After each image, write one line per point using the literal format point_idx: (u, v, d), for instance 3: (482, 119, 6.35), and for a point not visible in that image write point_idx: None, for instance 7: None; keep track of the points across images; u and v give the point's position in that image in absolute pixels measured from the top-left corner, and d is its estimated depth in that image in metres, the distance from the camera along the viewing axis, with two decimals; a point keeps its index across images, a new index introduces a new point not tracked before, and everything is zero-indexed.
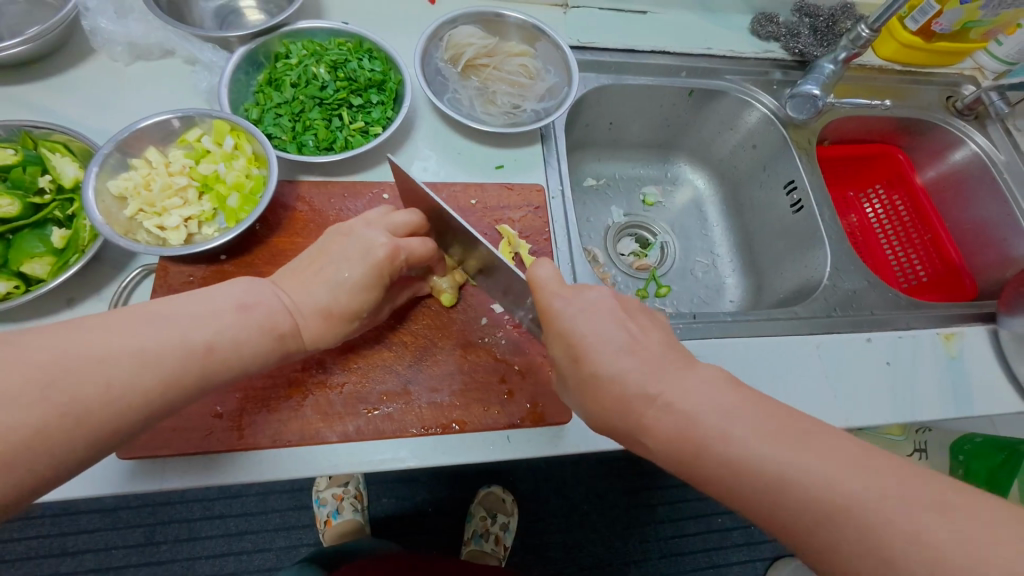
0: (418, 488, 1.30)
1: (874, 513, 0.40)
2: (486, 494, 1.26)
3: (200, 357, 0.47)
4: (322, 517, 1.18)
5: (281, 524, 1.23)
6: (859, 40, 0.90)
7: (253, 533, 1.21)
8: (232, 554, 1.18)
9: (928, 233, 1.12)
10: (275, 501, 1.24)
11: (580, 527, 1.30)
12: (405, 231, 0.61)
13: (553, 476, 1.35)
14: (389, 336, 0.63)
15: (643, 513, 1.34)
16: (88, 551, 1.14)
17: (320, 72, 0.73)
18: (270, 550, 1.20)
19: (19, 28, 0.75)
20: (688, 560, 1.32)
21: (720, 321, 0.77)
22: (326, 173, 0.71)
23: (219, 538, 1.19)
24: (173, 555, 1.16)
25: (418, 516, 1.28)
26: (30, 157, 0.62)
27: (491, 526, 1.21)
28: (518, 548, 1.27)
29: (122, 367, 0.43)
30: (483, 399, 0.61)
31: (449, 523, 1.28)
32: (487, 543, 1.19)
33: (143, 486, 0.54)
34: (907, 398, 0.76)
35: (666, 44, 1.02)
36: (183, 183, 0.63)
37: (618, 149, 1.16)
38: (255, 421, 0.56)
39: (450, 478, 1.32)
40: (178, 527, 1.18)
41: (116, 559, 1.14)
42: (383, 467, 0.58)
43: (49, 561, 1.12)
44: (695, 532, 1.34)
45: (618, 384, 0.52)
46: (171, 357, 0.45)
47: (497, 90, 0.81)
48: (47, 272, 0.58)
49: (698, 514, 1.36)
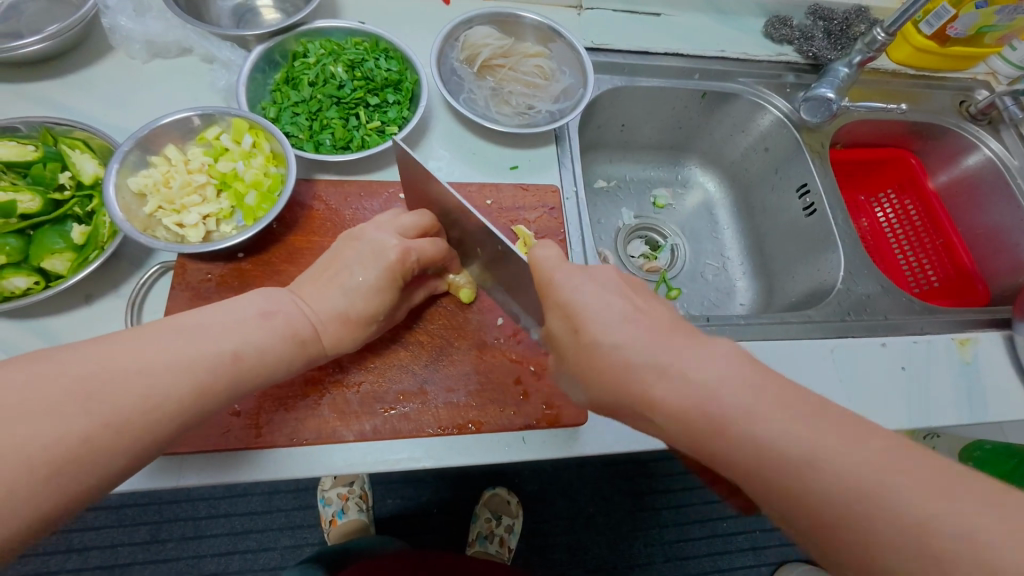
0: (424, 489, 1.30)
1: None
2: (492, 495, 1.26)
3: (219, 355, 0.47)
4: (327, 516, 1.18)
5: (287, 523, 1.23)
6: (875, 43, 0.89)
7: (259, 532, 1.21)
8: (238, 553, 1.18)
9: (940, 237, 1.11)
10: (281, 500, 1.24)
11: (585, 530, 1.30)
12: (415, 232, 0.60)
13: (558, 478, 1.34)
14: (405, 336, 0.63)
15: (648, 516, 1.34)
16: (94, 548, 1.14)
17: (337, 71, 0.73)
18: (275, 549, 1.20)
19: (38, 26, 0.75)
20: (693, 564, 1.31)
21: (734, 323, 0.77)
22: (342, 172, 0.71)
23: (224, 537, 1.19)
24: (178, 552, 1.16)
25: (424, 517, 1.28)
26: (50, 154, 0.62)
27: (496, 528, 1.21)
28: (523, 550, 1.27)
29: (145, 366, 0.43)
30: (500, 399, 0.61)
31: (455, 524, 1.28)
32: (492, 545, 1.19)
33: (160, 483, 0.54)
34: (922, 403, 0.75)
35: (679, 46, 1.02)
36: (202, 181, 0.63)
37: (629, 151, 1.16)
38: (273, 420, 0.56)
39: (456, 479, 1.31)
40: (184, 525, 1.19)
41: (122, 557, 1.14)
42: (399, 466, 0.57)
43: (55, 558, 1.13)
44: (701, 535, 1.34)
45: (620, 358, 0.50)
46: (193, 356, 0.45)
47: (512, 90, 0.82)
48: (67, 269, 0.58)
49: (704, 518, 1.35)
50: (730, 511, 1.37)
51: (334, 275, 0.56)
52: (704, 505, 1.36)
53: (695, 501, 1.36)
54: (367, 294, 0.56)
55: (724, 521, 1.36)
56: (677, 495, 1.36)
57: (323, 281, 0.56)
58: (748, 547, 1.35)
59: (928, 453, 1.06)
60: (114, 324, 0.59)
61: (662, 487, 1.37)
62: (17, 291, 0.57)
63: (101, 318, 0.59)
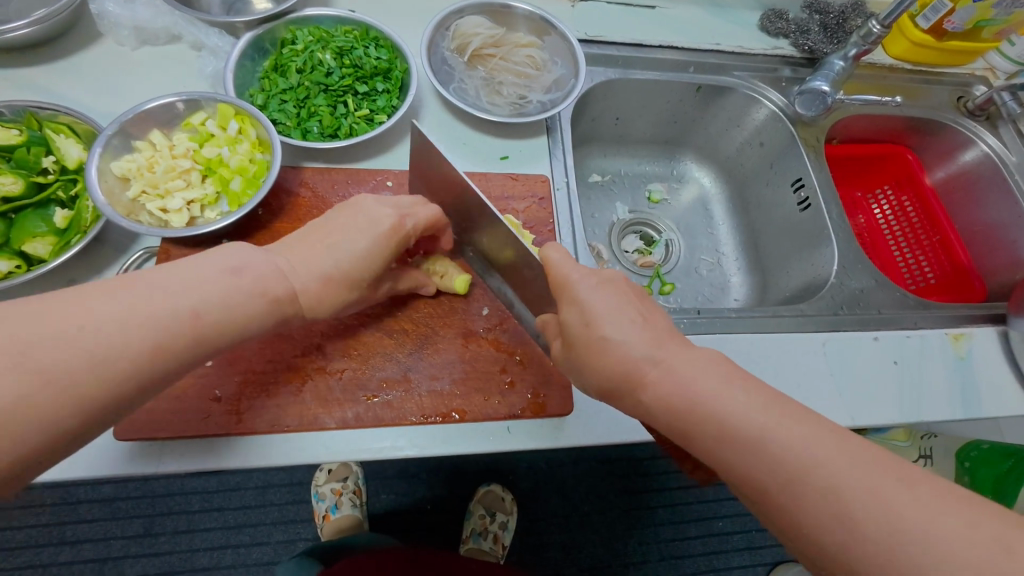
0: (417, 485, 1.29)
1: (883, 508, 0.39)
2: (486, 491, 1.25)
3: (193, 336, 0.46)
4: (321, 512, 1.17)
5: (280, 518, 1.22)
6: (870, 36, 0.88)
7: (251, 527, 1.20)
8: (230, 547, 1.18)
9: (936, 234, 1.10)
10: (274, 494, 1.24)
11: (579, 528, 1.29)
12: (411, 207, 0.60)
13: (553, 475, 1.34)
14: (390, 324, 0.62)
15: (643, 515, 1.33)
16: (87, 541, 1.14)
17: (325, 58, 0.72)
18: (267, 544, 1.20)
19: (28, 12, 0.75)
20: (688, 563, 1.30)
21: (725, 316, 0.76)
22: (330, 160, 0.71)
23: (217, 531, 1.19)
24: (171, 546, 1.16)
25: (417, 513, 1.27)
26: (34, 138, 0.62)
27: (490, 525, 1.20)
28: (517, 547, 1.26)
29: (118, 347, 0.43)
30: (485, 387, 0.61)
31: (448, 521, 1.27)
32: (485, 542, 1.18)
33: (139, 469, 0.54)
34: (915, 398, 0.74)
35: (674, 38, 1.01)
36: (186, 166, 0.63)
37: (624, 145, 1.15)
38: (254, 406, 0.56)
39: (450, 476, 1.31)
40: (176, 519, 1.18)
41: (114, 550, 1.14)
42: (382, 454, 0.57)
43: (47, 550, 1.12)
44: (696, 535, 1.33)
45: (624, 354, 0.51)
46: (167, 337, 0.45)
47: (503, 80, 0.81)
48: (48, 252, 0.57)
49: (699, 517, 1.34)
50: (725, 510, 1.36)
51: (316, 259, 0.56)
52: (699, 505, 1.36)
53: (690, 500, 1.36)
54: (349, 281, 0.55)
55: (719, 521, 1.35)
56: (672, 494, 1.35)
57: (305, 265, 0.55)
58: (743, 547, 1.34)
59: (924, 453, 1.07)
60: None
61: (657, 486, 1.36)
62: None
63: None
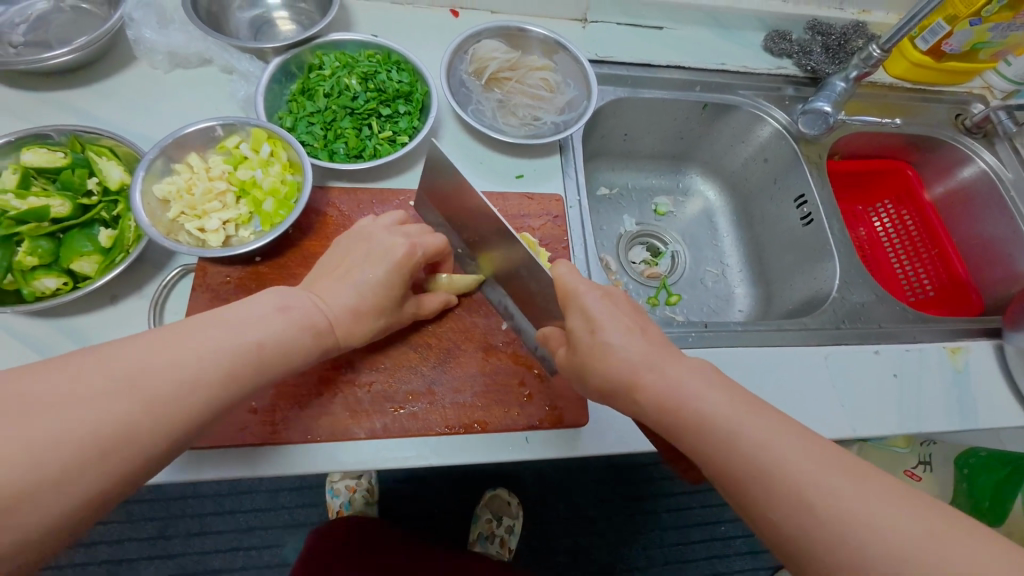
0: (425, 489, 1.32)
1: None
2: (493, 496, 1.28)
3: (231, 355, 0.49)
4: (334, 507, 1.21)
5: (291, 521, 1.25)
6: (870, 59, 0.91)
7: (263, 530, 1.23)
8: (243, 550, 1.21)
9: (935, 248, 1.14)
10: (286, 498, 1.27)
11: (585, 532, 1.32)
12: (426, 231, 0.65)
13: (559, 481, 1.37)
14: (415, 338, 0.65)
15: (646, 520, 1.36)
16: (103, 543, 1.17)
17: (352, 82, 0.75)
18: (279, 546, 1.23)
19: (65, 37, 0.79)
20: (692, 567, 1.33)
21: (731, 330, 0.79)
22: (355, 180, 0.75)
23: (230, 533, 1.22)
24: (184, 549, 1.19)
25: (425, 517, 1.30)
26: (78, 160, 0.66)
27: (496, 529, 1.23)
28: (524, 551, 1.29)
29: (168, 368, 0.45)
30: (505, 398, 0.64)
31: (456, 525, 1.30)
32: (492, 545, 1.21)
33: (181, 476, 0.57)
34: (914, 410, 0.77)
35: (681, 59, 1.05)
36: (222, 187, 0.66)
37: (631, 160, 1.20)
38: (288, 417, 0.59)
39: (458, 480, 1.34)
40: (190, 522, 1.21)
41: (130, 552, 1.17)
42: (410, 464, 0.60)
43: (65, 552, 1.15)
44: (699, 540, 1.36)
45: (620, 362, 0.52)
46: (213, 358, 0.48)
47: (518, 102, 0.84)
48: (94, 270, 0.61)
49: (702, 522, 1.37)
50: (728, 516, 1.38)
51: (344, 272, 0.60)
52: (701, 510, 1.38)
53: (694, 506, 1.38)
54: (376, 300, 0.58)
55: (722, 526, 1.38)
56: (675, 499, 1.38)
57: (341, 283, 0.59)
58: (746, 552, 1.36)
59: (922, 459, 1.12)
60: (137, 324, 0.62)
61: (661, 492, 1.38)
62: (47, 291, 0.60)
63: (125, 319, 0.62)
